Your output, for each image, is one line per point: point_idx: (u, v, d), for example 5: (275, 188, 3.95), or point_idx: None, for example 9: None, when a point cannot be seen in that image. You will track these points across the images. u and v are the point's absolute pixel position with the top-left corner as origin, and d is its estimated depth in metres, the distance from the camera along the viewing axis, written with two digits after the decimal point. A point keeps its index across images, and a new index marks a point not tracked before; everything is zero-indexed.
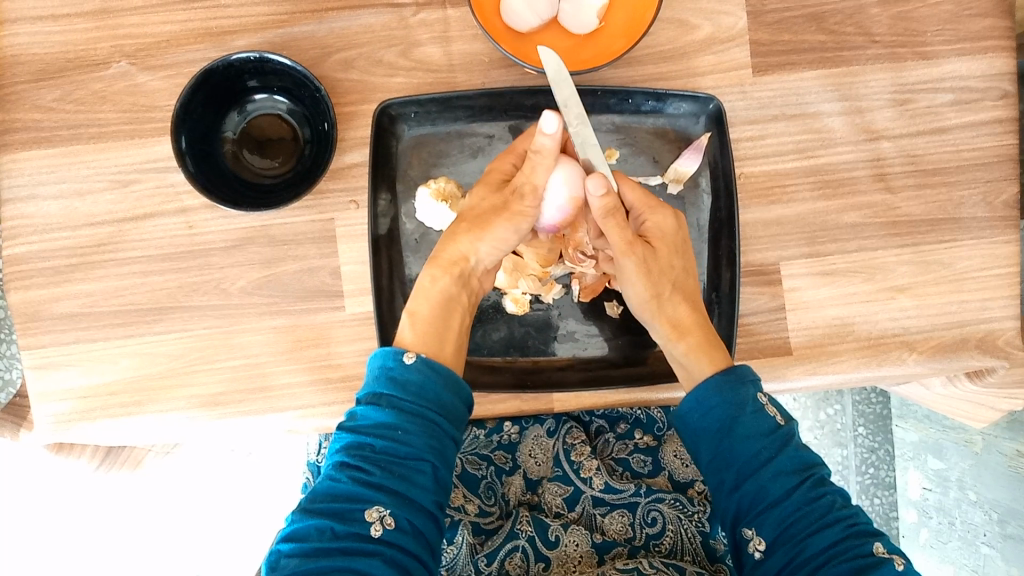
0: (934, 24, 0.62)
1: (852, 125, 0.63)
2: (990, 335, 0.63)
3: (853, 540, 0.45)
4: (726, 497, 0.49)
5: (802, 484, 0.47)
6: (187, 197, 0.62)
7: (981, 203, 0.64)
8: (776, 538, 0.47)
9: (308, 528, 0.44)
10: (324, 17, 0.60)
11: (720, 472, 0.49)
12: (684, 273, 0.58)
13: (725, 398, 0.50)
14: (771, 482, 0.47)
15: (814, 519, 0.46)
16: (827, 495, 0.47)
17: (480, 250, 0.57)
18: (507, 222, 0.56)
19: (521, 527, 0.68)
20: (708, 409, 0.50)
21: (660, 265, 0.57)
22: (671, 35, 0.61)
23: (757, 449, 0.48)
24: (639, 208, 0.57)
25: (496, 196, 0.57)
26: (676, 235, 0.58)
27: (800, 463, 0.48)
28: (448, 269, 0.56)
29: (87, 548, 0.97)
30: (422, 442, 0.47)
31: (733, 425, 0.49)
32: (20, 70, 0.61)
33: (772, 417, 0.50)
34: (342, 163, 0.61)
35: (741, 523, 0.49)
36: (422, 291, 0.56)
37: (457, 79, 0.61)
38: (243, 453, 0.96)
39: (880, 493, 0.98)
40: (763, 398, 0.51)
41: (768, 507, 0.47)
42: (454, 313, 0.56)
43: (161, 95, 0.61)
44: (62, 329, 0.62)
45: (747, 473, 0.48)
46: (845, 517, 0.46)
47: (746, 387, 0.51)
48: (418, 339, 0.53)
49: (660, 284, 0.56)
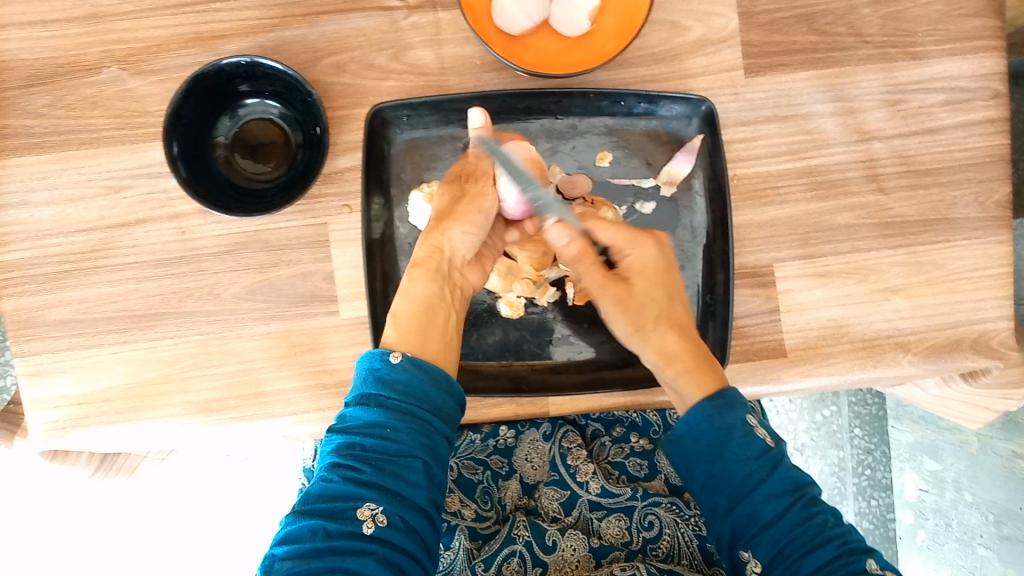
0: (925, 24, 0.63)
1: (844, 126, 0.63)
2: (985, 335, 0.63)
3: (847, 557, 0.45)
4: (721, 520, 0.49)
5: (795, 505, 0.47)
6: (180, 203, 0.61)
7: (974, 203, 0.64)
8: (772, 559, 0.46)
9: (301, 530, 0.44)
10: (315, 21, 0.60)
11: (714, 496, 0.49)
12: (670, 302, 0.57)
13: (714, 423, 0.50)
14: (763, 505, 0.47)
15: (807, 539, 0.46)
16: (819, 514, 0.47)
17: (452, 238, 0.57)
18: (469, 205, 0.56)
19: (518, 532, 0.68)
20: (698, 434, 0.50)
21: (638, 301, 0.57)
22: (663, 36, 0.61)
23: (748, 472, 0.48)
24: (620, 244, 0.57)
25: (454, 185, 0.58)
26: (655, 266, 0.57)
27: (793, 483, 0.48)
28: (424, 266, 0.56)
29: (80, 557, 0.96)
30: (412, 439, 0.46)
31: (722, 449, 0.49)
32: (11, 76, 0.61)
33: (762, 439, 0.49)
34: (334, 167, 0.61)
35: (738, 545, 0.49)
36: (404, 292, 0.56)
37: (449, 82, 0.61)
38: (239, 459, 0.95)
39: (876, 494, 0.96)
40: (752, 420, 0.51)
41: (762, 529, 0.47)
42: (437, 309, 0.55)
43: (152, 101, 0.61)
44: (53, 336, 0.62)
45: (740, 495, 0.48)
46: (836, 536, 0.46)
47: (735, 411, 0.50)
48: (401, 337, 0.53)
49: (641, 318, 0.56)
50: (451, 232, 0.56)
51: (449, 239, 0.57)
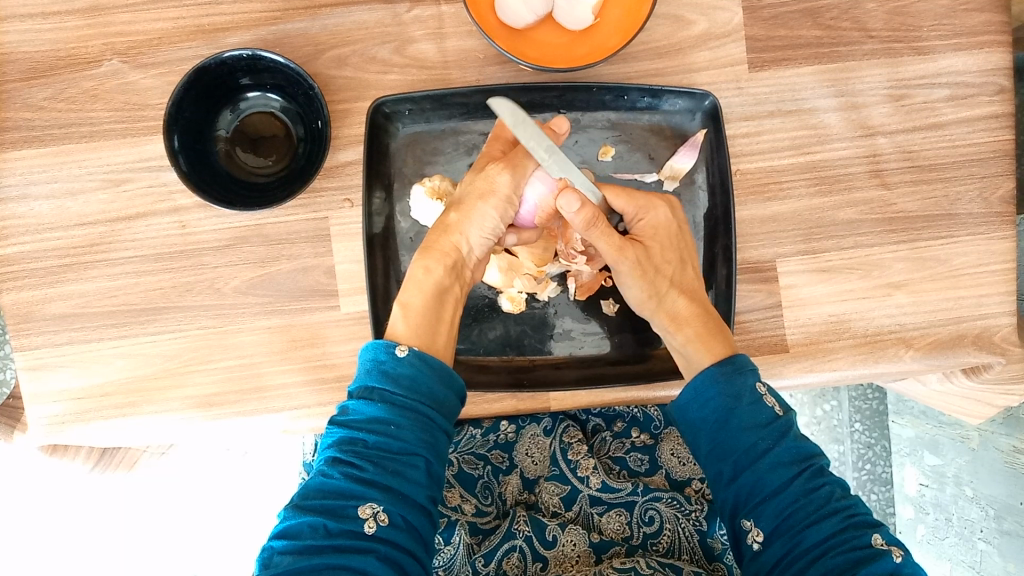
0: (930, 19, 0.62)
1: (848, 121, 0.63)
2: (987, 331, 0.63)
3: (852, 530, 0.45)
4: (724, 488, 0.49)
5: (800, 475, 0.47)
6: (180, 196, 0.61)
7: (978, 199, 0.63)
8: (774, 529, 0.46)
9: (301, 526, 0.43)
10: (317, 14, 0.60)
11: (719, 463, 0.49)
12: (681, 267, 0.59)
13: (721, 389, 0.50)
14: (769, 474, 0.47)
15: (811, 510, 0.46)
16: (826, 485, 0.47)
17: (468, 237, 0.57)
18: (490, 204, 0.57)
19: (518, 527, 0.68)
20: (706, 400, 0.50)
21: (654, 264, 0.57)
22: (667, 30, 0.61)
23: (753, 441, 0.48)
24: (631, 210, 0.58)
25: (479, 178, 0.57)
26: (668, 228, 0.58)
27: (798, 454, 0.48)
28: (439, 258, 0.56)
29: (82, 550, 0.97)
30: (415, 436, 0.46)
31: (729, 417, 0.49)
32: (11, 69, 0.61)
33: (770, 407, 0.50)
34: (336, 161, 0.60)
35: (740, 515, 0.49)
36: (416, 282, 0.55)
37: (451, 76, 0.61)
38: (239, 453, 0.95)
39: (878, 488, 0.97)
40: (761, 388, 0.51)
41: (765, 498, 0.47)
42: (448, 303, 0.55)
43: (153, 94, 0.61)
44: (54, 330, 0.62)
45: (745, 464, 0.48)
46: (843, 508, 0.46)
47: (743, 378, 0.51)
48: (411, 330, 0.52)
49: (655, 282, 0.57)
50: (470, 230, 0.57)
51: (463, 234, 0.57)
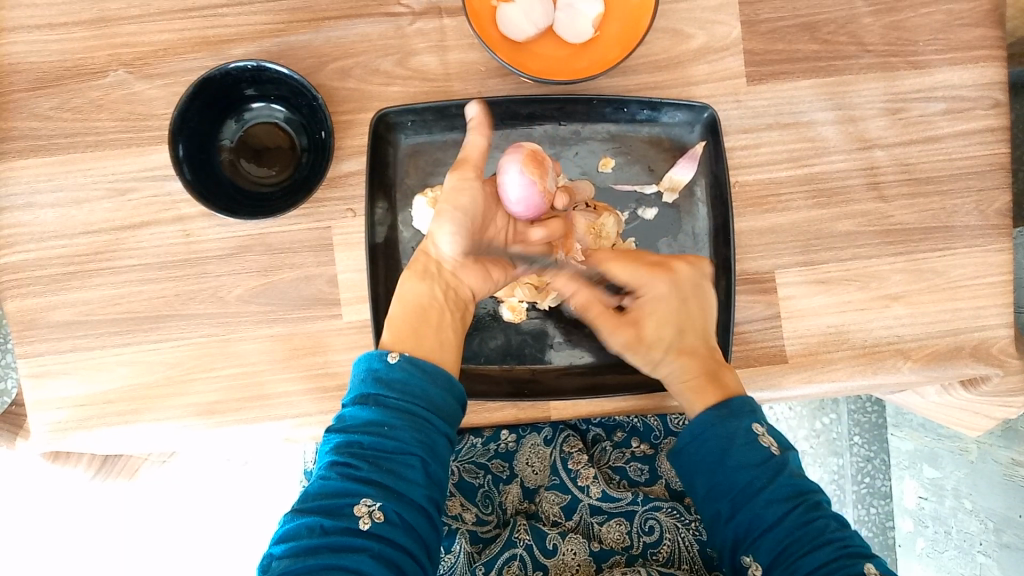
0: (926, 34, 0.63)
1: (846, 134, 0.63)
2: (984, 343, 0.63)
3: (846, 560, 0.44)
4: (724, 527, 0.50)
5: (795, 509, 0.47)
6: (185, 205, 0.62)
7: (974, 211, 0.64)
8: (772, 563, 0.47)
9: (298, 528, 0.44)
10: (321, 27, 0.61)
11: (716, 502, 0.50)
12: (681, 334, 0.58)
13: (716, 432, 0.51)
14: (764, 509, 0.48)
15: (806, 541, 0.46)
16: (820, 519, 0.47)
17: (439, 240, 0.58)
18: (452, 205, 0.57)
19: (518, 536, 0.68)
20: (702, 442, 0.51)
21: (647, 339, 0.58)
22: (666, 44, 0.61)
23: (748, 478, 0.49)
24: (631, 283, 0.59)
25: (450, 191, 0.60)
26: (666, 301, 0.58)
27: (794, 490, 0.48)
28: (412, 270, 0.58)
29: (81, 557, 0.96)
30: (410, 437, 0.47)
31: (725, 456, 0.50)
32: (18, 79, 0.61)
33: (765, 447, 0.50)
34: (339, 171, 0.61)
35: (740, 552, 0.49)
36: (397, 296, 0.57)
37: (453, 88, 0.61)
38: (239, 463, 0.95)
39: (877, 502, 0.95)
40: (760, 428, 0.51)
41: (762, 533, 0.47)
42: (427, 307, 0.56)
43: (158, 104, 0.61)
44: (57, 337, 0.62)
45: (741, 501, 0.49)
46: (837, 539, 0.46)
47: (738, 421, 0.51)
48: (389, 337, 0.54)
49: (650, 353, 0.58)
50: (440, 234, 0.57)
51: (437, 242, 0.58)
